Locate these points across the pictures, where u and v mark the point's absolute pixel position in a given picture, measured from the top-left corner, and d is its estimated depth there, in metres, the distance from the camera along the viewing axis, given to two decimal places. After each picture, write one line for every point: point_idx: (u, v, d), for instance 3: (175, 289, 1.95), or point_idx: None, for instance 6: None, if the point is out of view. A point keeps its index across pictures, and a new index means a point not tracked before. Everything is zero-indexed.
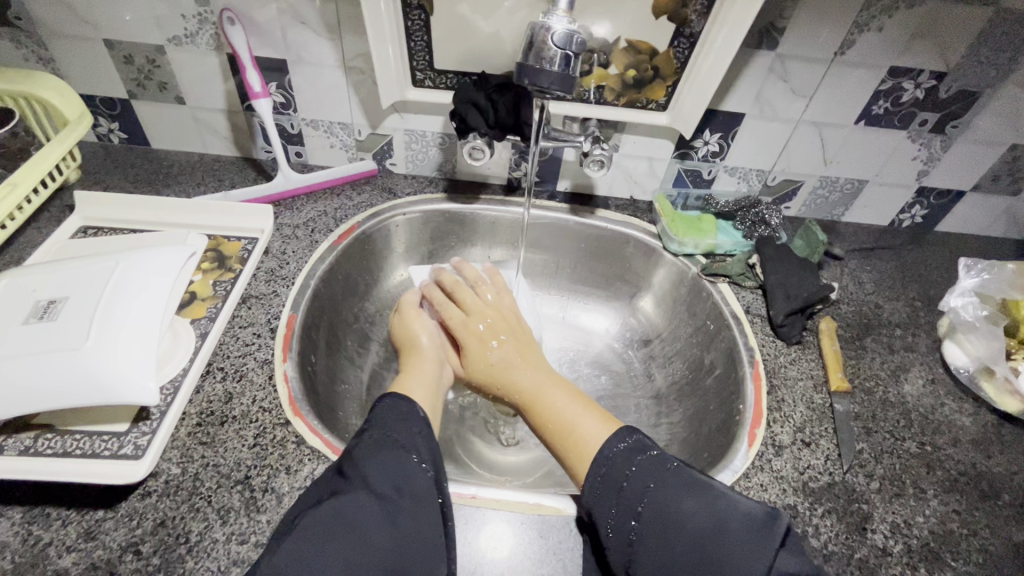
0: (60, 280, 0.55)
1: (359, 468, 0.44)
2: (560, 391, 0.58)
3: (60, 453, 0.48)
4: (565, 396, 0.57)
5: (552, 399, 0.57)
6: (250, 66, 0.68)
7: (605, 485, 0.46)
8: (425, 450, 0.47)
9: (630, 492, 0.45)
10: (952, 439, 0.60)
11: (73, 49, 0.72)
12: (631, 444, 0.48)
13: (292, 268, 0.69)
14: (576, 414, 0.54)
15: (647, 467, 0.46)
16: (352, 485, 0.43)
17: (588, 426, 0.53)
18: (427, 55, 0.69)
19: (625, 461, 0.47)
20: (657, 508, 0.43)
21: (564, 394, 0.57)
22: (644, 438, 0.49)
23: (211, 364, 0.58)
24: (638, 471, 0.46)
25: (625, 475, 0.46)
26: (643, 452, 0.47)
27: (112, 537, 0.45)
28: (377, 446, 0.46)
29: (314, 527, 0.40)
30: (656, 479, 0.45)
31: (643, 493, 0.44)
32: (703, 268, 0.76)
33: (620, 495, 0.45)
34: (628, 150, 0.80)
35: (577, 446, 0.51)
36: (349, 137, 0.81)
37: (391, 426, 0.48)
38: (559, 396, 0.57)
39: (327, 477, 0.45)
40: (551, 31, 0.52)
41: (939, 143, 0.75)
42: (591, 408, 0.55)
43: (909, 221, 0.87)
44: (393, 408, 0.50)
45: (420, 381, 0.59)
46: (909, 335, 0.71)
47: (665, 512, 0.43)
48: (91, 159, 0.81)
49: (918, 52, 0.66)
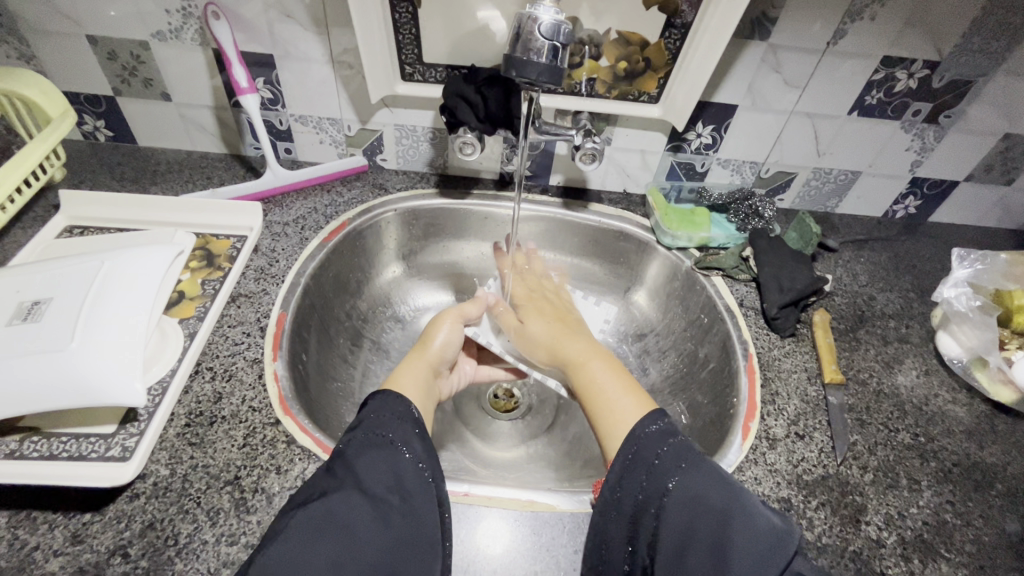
0: (45, 280, 0.54)
1: (350, 468, 0.44)
2: (597, 363, 0.60)
3: (46, 456, 0.48)
4: (607, 369, 0.59)
5: (591, 372, 0.59)
6: (236, 61, 0.66)
7: (635, 463, 0.45)
8: (414, 445, 0.47)
9: (660, 471, 0.44)
10: (945, 430, 0.60)
11: (56, 46, 0.70)
12: (663, 426, 0.47)
13: (282, 266, 0.69)
14: (617, 391, 0.55)
15: (678, 449, 0.45)
16: (345, 484, 0.42)
17: (623, 405, 0.53)
18: (415, 48, 0.68)
19: (655, 442, 0.45)
20: (685, 490, 0.42)
21: (606, 367, 0.59)
22: (673, 422, 0.48)
23: (200, 364, 0.57)
24: (669, 452, 0.45)
25: (658, 453, 0.45)
26: (671, 437, 0.46)
27: (100, 540, 0.44)
28: (367, 446, 0.45)
29: (305, 524, 0.39)
30: (688, 460, 0.44)
31: (674, 471, 0.43)
32: (696, 261, 0.75)
33: (651, 471, 0.44)
34: (620, 143, 0.79)
35: (616, 418, 0.52)
36: (338, 133, 0.80)
37: (384, 424, 0.47)
38: (597, 370, 0.59)
39: (318, 476, 0.44)
40: (539, 21, 0.51)
41: (932, 133, 0.75)
42: (630, 384, 0.56)
43: (903, 212, 0.87)
44: (388, 405, 0.49)
45: (413, 379, 0.57)
46: (902, 326, 0.71)
47: (693, 496, 0.42)
48: (76, 158, 0.80)
49: (910, 41, 0.65)
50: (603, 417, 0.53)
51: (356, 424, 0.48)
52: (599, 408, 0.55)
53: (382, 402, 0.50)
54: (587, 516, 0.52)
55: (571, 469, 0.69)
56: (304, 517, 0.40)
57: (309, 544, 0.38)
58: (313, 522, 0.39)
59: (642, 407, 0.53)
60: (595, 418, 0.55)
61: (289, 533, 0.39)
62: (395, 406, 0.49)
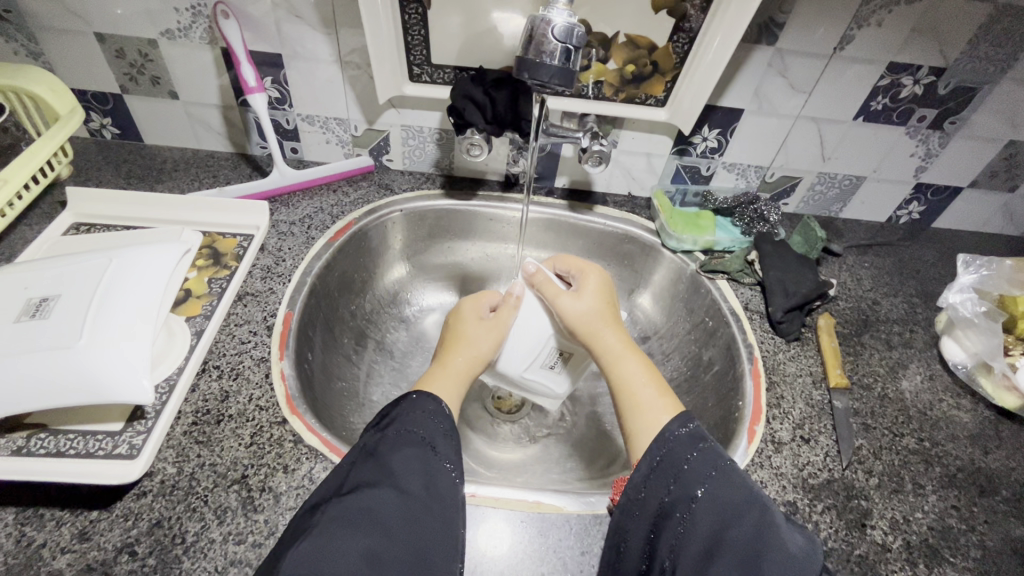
0: (53, 277, 0.54)
1: (386, 466, 0.44)
2: (633, 361, 0.57)
3: (53, 453, 0.48)
4: (640, 364, 0.57)
5: (626, 368, 0.56)
6: (245, 60, 0.67)
7: (661, 469, 0.45)
8: (446, 448, 0.47)
9: (689, 477, 0.44)
10: (950, 435, 0.60)
11: (64, 44, 0.70)
12: (692, 429, 0.47)
13: (288, 265, 0.69)
14: (651, 390, 0.54)
15: (707, 456, 0.45)
16: (381, 481, 0.43)
17: (658, 405, 0.52)
18: (424, 49, 0.68)
19: (687, 445, 0.46)
20: (715, 496, 0.42)
21: (640, 363, 0.57)
22: (702, 427, 0.48)
23: (206, 363, 0.57)
24: (699, 458, 0.45)
25: (686, 459, 0.45)
26: (700, 442, 0.46)
27: (107, 538, 0.44)
28: (401, 444, 0.46)
29: (340, 520, 0.39)
30: (719, 469, 0.44)
31: (702, 480, 0.43)
32: (701, 265, 0.75)
33: (678, 477, 0.44)
34: (626, 146, 0.79)
35: (649, 416, 0.52)
36: (345, 133, 0.80)
37: (416, 424, 0.48)
38: (632, 367, 0.56)
39: (353, 467, 0.44)
40: (551, 24, 0.52)
41: (937, 139, 0.75)
42: (660, 383, 0.55)
43: (906, 218, 0.87)
44: (421, 405, 0.49)
45: (444, 384, 0.56)
46: (906, 331, 0.71)
47: (721, 503, 0.42)
48: (83, 155, 0.80)
49: (917, 47, 0.66)
50: (632, 416, 0.53)
51: (387, 423, 0.48)
52: (625, 399, 0.54)
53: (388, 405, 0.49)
54: (593, 518, 0.52)
55: (576, 470, 0.69)
56: (340, 513, 0.40)
57: (341, 537, 0.38)
58: (350, 520, 0.39)
59: (675, 410, 0.52)
60: (619, 407, 0.55)
61: (326, 527, 0.38)
62: (434, 409, 0.49)
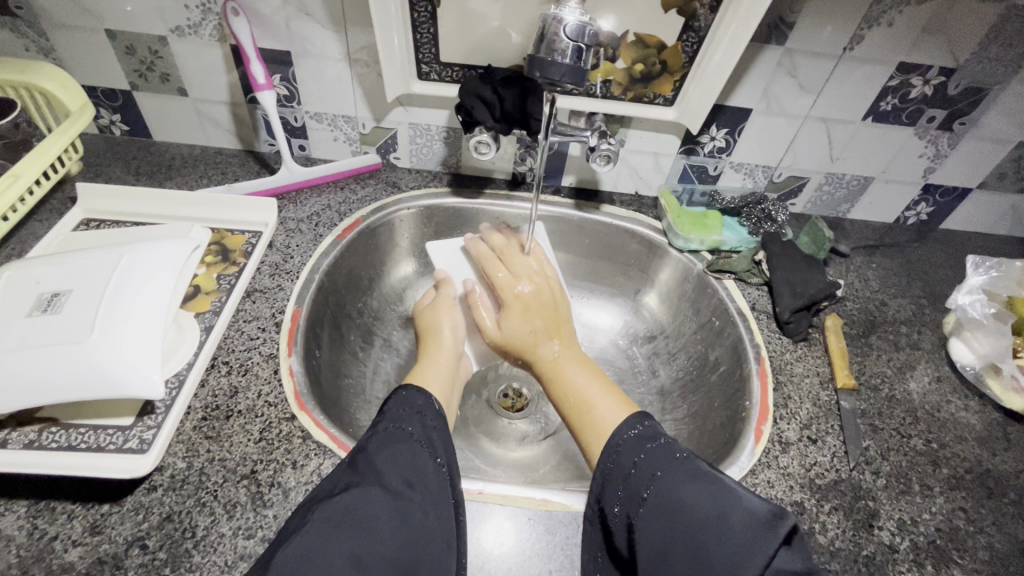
0: (64, 273, 0.54)
1: (370, 464, 0.44)
2: (576, 368, 0.58)
3: (65, 446, 0.48)
4: (586, 373, 0.57)
5: (570, 378, 0.57)
6: (254, 57, 0.67)
7: (615, 472, 0.46)
8: (436, 443, 0.48)
9: (636, 479, 0.44)
10: (958, 437, 0.60)
11: (75, 40, 0.71)
12: (641, 431, 0.47)
13: (296, 262, 0.69)
14: (594, 393, 0.55)
15: (655, 455, 0.45)
16: (365, 479, 0.43)
17: (604, 407, 0.53)
18: (433, 47, 0.68)
19: (632, 448, 0.46)
20: (661, 497, 0.42)
21: (585, 371, 0.58)
22: (653, 427, 0.48)
23: (216, 358, 0.58)
24: (647, 458, 0.45)
25: (634, 461, 0.45)
26: (649, 441, 0.46)
27: (118, 531, 0.45)
28: (390, 440, 0.46)
29: (326, 517, 0.39)
30: (664, 468, 0.43)
31: (649, 481, 0.43)
32: (709, 265, 0.75)
33: (627, 480, 0.44)
34: (634, 146, 0.79)
35: (598, 423, 0.51)
36: (353, 130, 0.80)
37: (404, 419, 0.48)
38: (576, 372, 0.58)
39: (342, 469, 0.44)
40: (563, 23, 0.52)
41: (946, 140, 0.75)
42: (608, 386, 0.56)
43: (914, 219, 0.87)
44: (409, 401, 0.50)
45: (435, 371, 0.59)
46: (914, 332, 0.71)
47: (668, 503, 0.41)
48: (92, 151, 0.81)
49: (927, 47, 0.65)
50: (581, 428, 0.52)
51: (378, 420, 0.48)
52: (572, 406, 0.55)
53: (397, 402, 0.50)
54: None
55: (581, 469, 0.69)
56: (326, 511, 0.40)
57: (326, 535, 0.38)
58: (336, 517, 0.39)
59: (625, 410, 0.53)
60: (564, 412, 0.55)
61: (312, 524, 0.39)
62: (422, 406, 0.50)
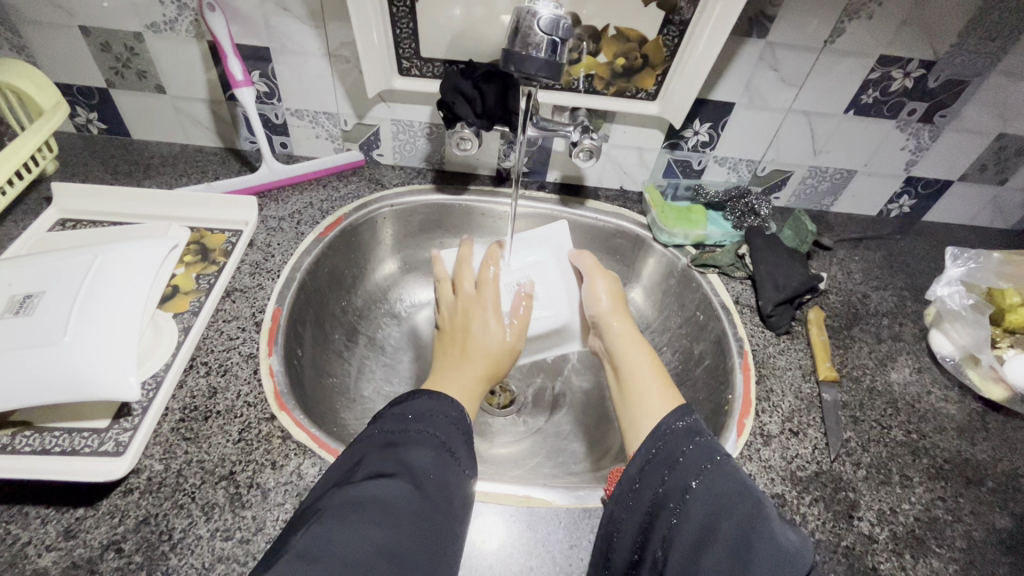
0: (37, 274, 0.54)
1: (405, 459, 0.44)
2: (642, 353, 0.61)
3: (38, 451, 0.47)
4: (648, 360, 0.60)
5: (630, 358, 0.61)
6: (231, 53, 0.66)
7: (657, 460, 0.46)
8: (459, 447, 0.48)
9: (684, 468, 0.44)
10: (938, 427, 0.61)
11: (48, 37, 0.70)
12: (689, 424, 0.47)
13: (277, 261, 0.68)
14: (653, 381, 0.57)
15: (702, 448, 0.45)
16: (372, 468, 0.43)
17: (654, 391, 0.56)
18: (413, 42, 0.68)
19: (682, 438, 0.46)
20: (707, 489, 0.42)
21: (647, 357, 0.60)
22: (699, 420, 0.48)
23: (194, 359, 0.57)
24: (694, 450, 0.45)
25: (682, 451, 0.45)
26: (696, 436, 0.47)
27: (93, 535, 0.44)
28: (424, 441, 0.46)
29: (352, 501, 0.39)
30: (713, 461, 0.44)
31: (696, 472, 0.44)
32: (692, 259, 0.75)
33: (672, 468, 0.45)
34: (617, 140, 0.79)
35: (647, 411, 0.54)
36: (335, 127, 0.79)
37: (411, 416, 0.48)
38: (640, 355, 0.61)
39: (373, 457, 0.44)
40: (538, 17, 0.51)
41: (927, 132, 0.75)
42: (662, 378, 0.58)
43: (897, 211, 0.87)
44: (438, 406, 0.50)
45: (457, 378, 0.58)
46: (896, 324, 0.72)
47: (714, 494, 0.42)
48: (68, 150, 0.79)
49: (907, 39, 0.66)
50: (630, 396, 0.57)
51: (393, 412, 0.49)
52: (632, 384, 0.58)
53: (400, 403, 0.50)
54: (582, 511, 0.52)
55: (567, 465, 0.69)
56: (350, 497, 0.39)
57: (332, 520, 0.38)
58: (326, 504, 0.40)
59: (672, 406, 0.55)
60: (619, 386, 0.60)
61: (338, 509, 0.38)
62: (446, 409, 0.50)
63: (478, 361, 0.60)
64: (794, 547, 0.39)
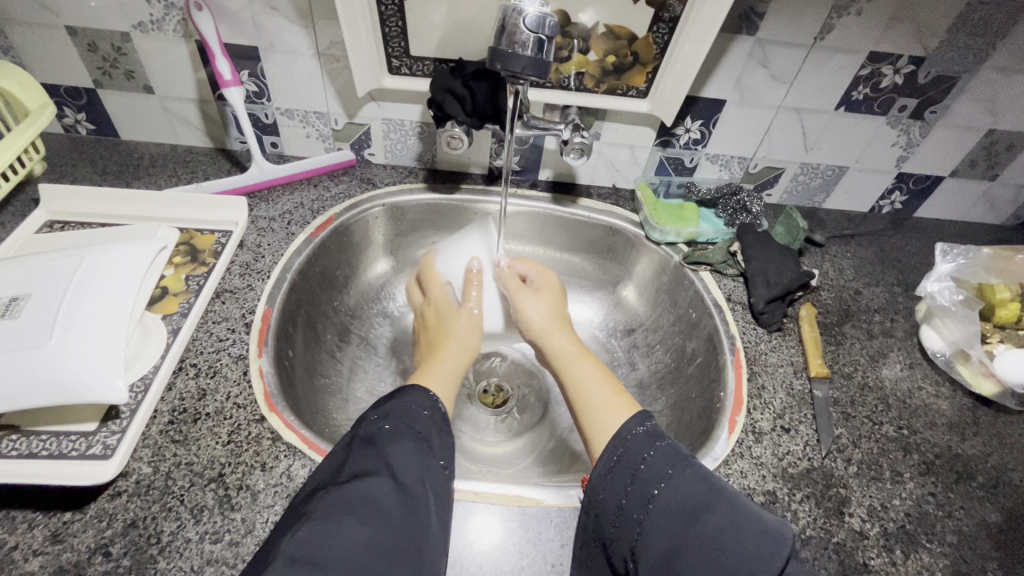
0: (24, 276, 0.53)
1: (383, 455, 0.44)
2: (588, 362, 0.60)
3: (25, 454, 0.47)
4: (595, 369, 0.59)
5: (579, 370, 0.59)
6: (219, 53, 0.65)
7: (619, 468, 0.46)
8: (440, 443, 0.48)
9: (645, 477, 0.44)
10: (928, 423, 0.61)
11: (35, 37, 0.69)
12: (649, 429, 0.48)
13: (267, 261, 0.68)
14: (603, 389, 0.56)
15: (664, 453, 0.45)
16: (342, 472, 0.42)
17: (610, 399, 0.54)
18: (402, 41, 0.68)
19: (642, 445, 0.46)
20: (671, 496, 0.42)
21: (593, 366, 0.59)
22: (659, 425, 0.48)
23: (183, 361, 0.57)
24: (654, 457, 0.45)
25: (642, 458, 0.45)
26: (657, 440, 0.47)
27: (80, 539, 0.44)
28: (401, 435, 0.46)
29: (334, 503, 0.39)
30: (674, 466, 0.44)
31: (660, 478, 0.44)
32: (685, 256, 0.75)
33: (635, 477, 0.45)
34: (609, 138, 0.79)
35: (604, 417, 0.53)
36: (325, 126, 0.79)
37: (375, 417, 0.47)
38: (586, 369, 0.59)
39: (349, 459, 0.44)
40: (523, 14, 0.51)
41: (918, 128, 0.76)
42: (614, 385, 0.57)
43: (889, 207, 0.87)
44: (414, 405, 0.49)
45: (441, 377, 0.58)
46: (888, 320, 0.72)
47: (679, 501, 0.42)
48: (57, 151, 0.79)
49: (896, 36, 0.66)
50: (587, 413, 0.54)
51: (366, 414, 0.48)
52: (582, 400, 0.56)
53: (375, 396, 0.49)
54: (573, 510, 0.52)
55: (560, 463, 0.69)
56: (337, 497, 0.40)
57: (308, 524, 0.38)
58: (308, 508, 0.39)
59: (631, 408, 0.54)
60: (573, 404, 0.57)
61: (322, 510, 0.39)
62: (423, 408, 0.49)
63: (452, 352, 0.62)
64: (770, 540, 0.38)
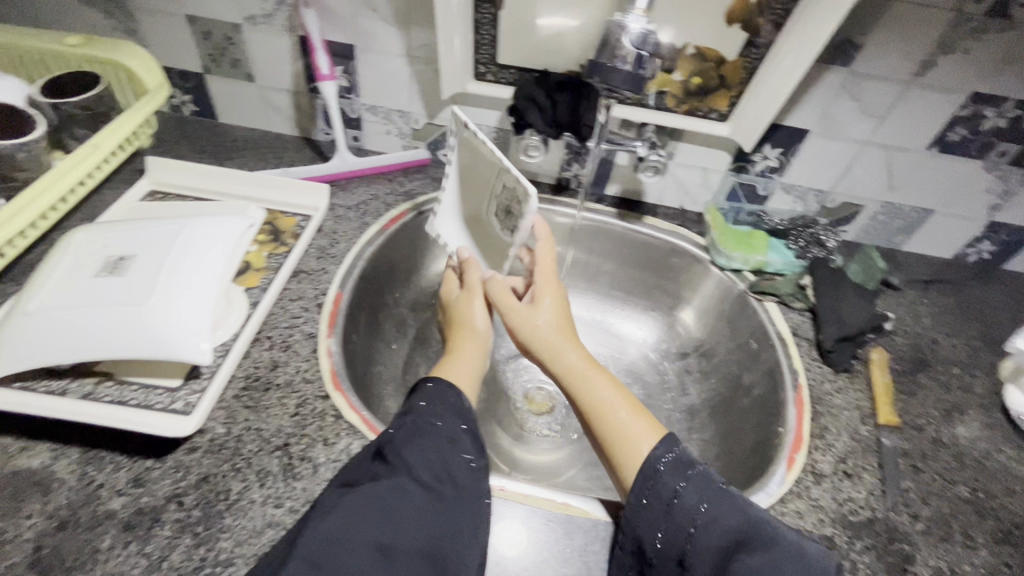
0: (132, 239, 0.58)
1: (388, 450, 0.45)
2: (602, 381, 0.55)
3: (117, 401, 0.51)
4: (611, 386, 0.54)
5: (597, 394, 0.54)
6: (320, 48, 0.69)
7: (651, 500, 0.44)
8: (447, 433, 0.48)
9: (679, 511, 0.43)
10: (1007, 489, 0.57)
11: (160, 24, 0.76)
12: (678, 458, 0.46)
13: (341, 247, 0.71)
14: (622, 413, 0.51)
15: (697, 486, 0.44)
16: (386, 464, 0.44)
17: (633, 428, 0.50)
18: (491, 49, 0.70)
19: (673, 476, 0.45)
20: (708, 533, 0.41)
21: (608, 383, 0.54)
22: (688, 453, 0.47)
23: (260, 333, 0.60)
24: (687, 488, 0.44)
25: (676, 490, 0.44)
26: (688, 468, 0.45)
27: (158, 486, 0.47)
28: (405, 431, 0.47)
29: (351, 498, 0.41)
30: (709, 501, 0.43)
31: (695, 512, 0.42)
32: (751, 285, 0.74)
33: (668, 510, 0.43)
34: (683, 159, 0.78)
35: (626, 445, 0.49)
36: (406, 125, 0.82)
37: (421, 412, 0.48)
38: (601, 388, 0.54)
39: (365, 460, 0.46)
40: (628, 31, 0.53)
41: (1018, 176, 0.71)
42: (633, 402, 0.52)
43: (976, 257, 0.83)
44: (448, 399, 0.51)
45: (464, 365, 0.57)
46: (966, 375, 0.68)
47: (716, 538, 0.41)
48: (163, 129, 0.85)
49: (1004, 78, 0.62)
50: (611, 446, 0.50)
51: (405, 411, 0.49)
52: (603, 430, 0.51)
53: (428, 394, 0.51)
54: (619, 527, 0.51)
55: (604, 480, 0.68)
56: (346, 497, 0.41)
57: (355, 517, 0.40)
58: (357, 499, 0.41)
59: (653, 431, 0.50)
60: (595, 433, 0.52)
61: (335, 508, 0.41)
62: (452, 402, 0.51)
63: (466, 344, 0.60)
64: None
